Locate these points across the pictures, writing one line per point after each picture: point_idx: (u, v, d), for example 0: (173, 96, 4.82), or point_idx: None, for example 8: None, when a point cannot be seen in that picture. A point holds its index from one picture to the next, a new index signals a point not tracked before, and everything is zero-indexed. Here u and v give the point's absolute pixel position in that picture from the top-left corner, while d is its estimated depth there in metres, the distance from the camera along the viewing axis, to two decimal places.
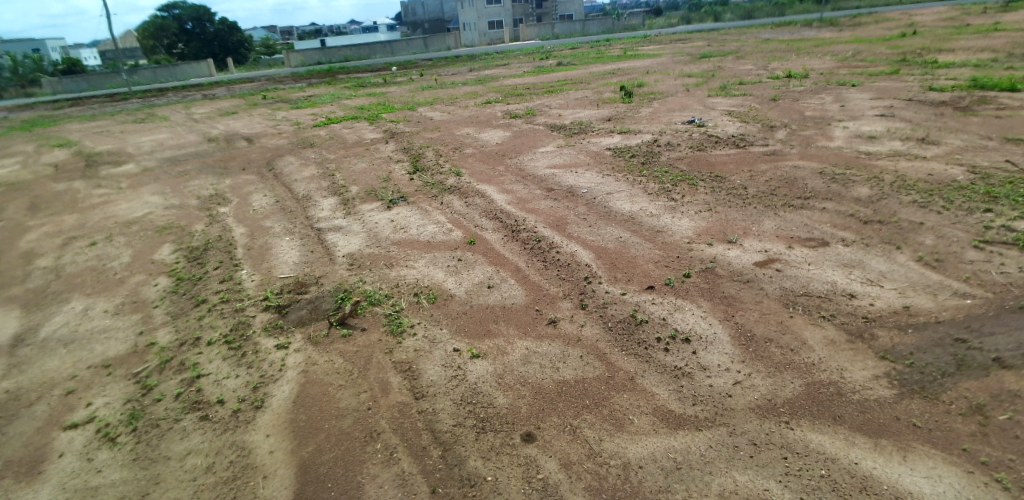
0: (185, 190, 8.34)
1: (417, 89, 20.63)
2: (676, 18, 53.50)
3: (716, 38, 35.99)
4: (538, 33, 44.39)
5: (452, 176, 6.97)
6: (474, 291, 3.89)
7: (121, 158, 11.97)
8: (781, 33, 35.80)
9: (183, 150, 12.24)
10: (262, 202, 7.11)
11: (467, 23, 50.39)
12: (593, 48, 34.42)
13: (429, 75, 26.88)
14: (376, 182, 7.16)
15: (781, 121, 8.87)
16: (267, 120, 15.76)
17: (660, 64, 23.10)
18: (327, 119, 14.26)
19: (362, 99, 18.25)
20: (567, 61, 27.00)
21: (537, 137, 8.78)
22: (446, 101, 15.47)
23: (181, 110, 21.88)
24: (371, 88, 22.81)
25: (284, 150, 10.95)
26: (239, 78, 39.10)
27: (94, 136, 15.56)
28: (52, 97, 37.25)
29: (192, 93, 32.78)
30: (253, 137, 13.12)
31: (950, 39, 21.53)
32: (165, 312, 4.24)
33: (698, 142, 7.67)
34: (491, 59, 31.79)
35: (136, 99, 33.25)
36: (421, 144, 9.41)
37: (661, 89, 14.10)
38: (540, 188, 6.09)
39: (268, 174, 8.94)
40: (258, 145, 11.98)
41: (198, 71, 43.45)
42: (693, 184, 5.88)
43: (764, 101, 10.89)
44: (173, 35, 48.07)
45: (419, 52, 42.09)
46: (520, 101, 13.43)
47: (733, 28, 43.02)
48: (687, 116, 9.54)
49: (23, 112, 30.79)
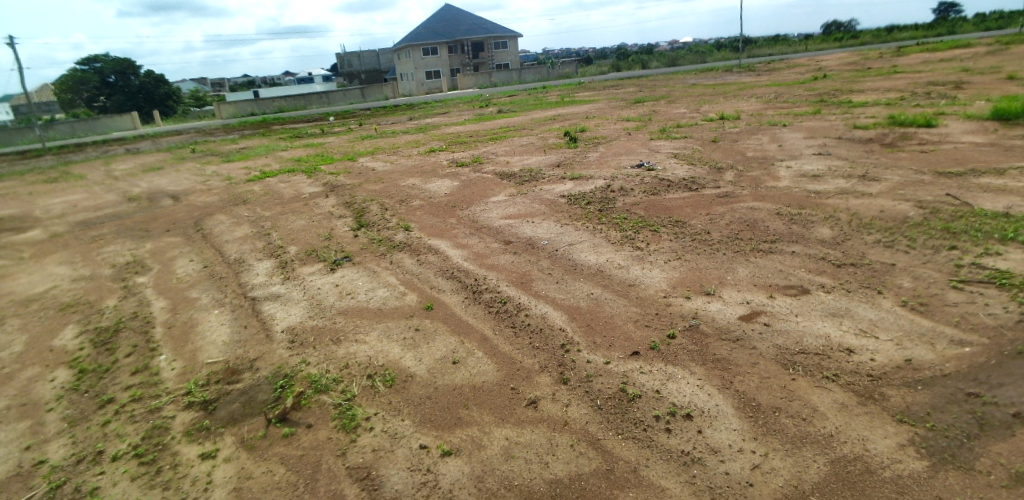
0: (97, 258, 7.38)
1: (357, 139, 20.22)
2: (608, 67, 56.45)
3: (647, 85, 38.09)
4: (477, 82, 45.49)
5: (401, 231, 6.51)
6: (439, 368, 3.40)
7: (25, 223, 10.69)
8: (706, 79, 38.40)
9: (98, 211, 11.12)
10: (188, 269, 6.33)
11: (407, 73, 51.34)
12: (532, 95, 35.37)
13: (369, 124, 26.59)
14: (317, 242, 6.58)
15: (726, 163, 9.07)
16: (196, 175, 14.77)
17: (598, 109, 23.96)
18: (262, 172, 13.50)
19: (300, 151, 17.59)
20: (508, 108, 27.53)
21: (487, 186, 8.51)
22: (389, 150, 15.10)
23: (99, 166, 20.33)
24: (309, 139, 22.18)
25: (214, 208, 10.11)
26: (167, 130, 37.31)
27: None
28: None
29: (113, 148, 30.82)
30: (179, 194, 12.13)
31: (856, 82, 23.63)
32: (61, 417, 3.36)
33: (651, 186, 7.62)
34: (432, 108, 31.99)
35: (48, 155, 30.87)
36: (365, 197, 8.92)
37: (603, 133, 14.39)
38: (497, 241, 5.75)
39: (195, 235, 8.12)
40: (185, 203, 11.06)
41: (121, 124, 41.17)
42: (655, 231, 5.72)
43: (704, 143, 11.22)
44: (93, 88, 45.73)
45: (359, 102, 41.89)
46: (465, 149, 13.26)
47: (663, 75, 45.80)
48: (635, 160, 9.60)
49: None
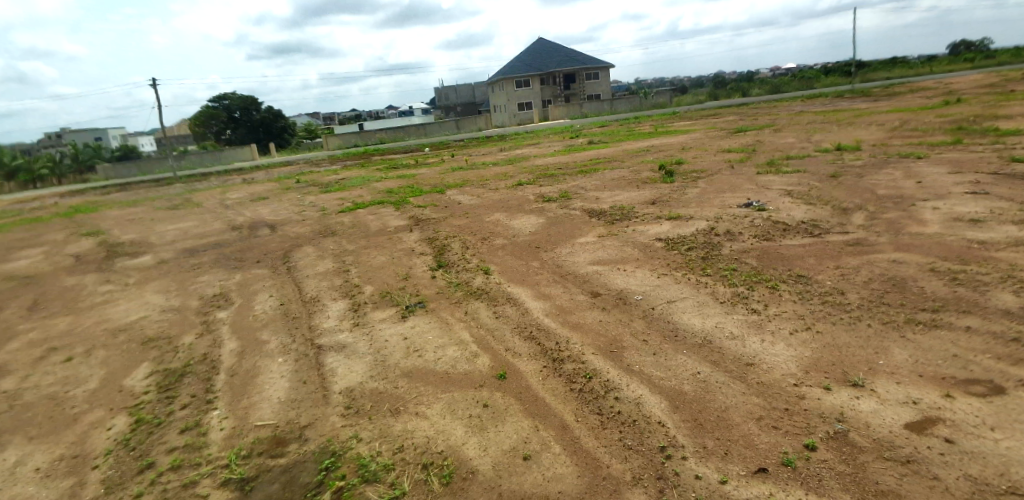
0: (191, 288, 7.68)
1: (446, 170, 20.63)
2: (702, 95, 54.40)
3: (747, 113, 35.98)
4: (566, 112, 45.56)
5: (479, 274, 6.06)
6: (505, 465, 2.78)
7: (144, 249, 11.69)
8: (813, 106, 35.56)
9: (204, 239, 11.92)
10: (266, 305, 6.30)
11: (498, 105, 52.74)
12: (621, 126, 34.67)
13: (459, 155, 27.22)
14: (393, 282, 6.31)
15: (852, 202, 7.78)
16: (295, 205, 15.62)
17: (694, 139, 22.73)
18: (354, 204, 13.94)
19: (391, 182, 18.18)
20: (597, 139, 26.99)
21: (574, 225, 7.91)
22: (476, 182, 15.07)
23: (218, 195, 22.41)
24: (402, 170, 23.04)
25: (304, 240, 10.40)
26: (279, 161, 40.92)
27: (126, 225, 15.66)
28: (107, 184, 39.86)
29: (232, 178, 34.18)
30: (276, 224, 12.74)
31: (1002, 106, 20.52)
32: (101, 479, 3.13)
33: (762, 231, 6.62)
34: (521, 139, 32.29)
35: (180, 183, 34.91)
36: (447, 233, 8.68)
37: (701, 166, 13.37)
38: (584, 292, 5.12)
39: (281, 268, 8.25)
40: (279, 234, 11.54)
41: (242, 156, 45.88)
42: (773, 290, 4.80)
43: (822, 178, 9.89)
44: (222, 123, 51.62)
45: (451, 133, 43.43)
46: (552, 182, 12.82)
47: (763, 103, 43.23)
48: (741, 198, 8.56)
49: (77, 199, 32.83)
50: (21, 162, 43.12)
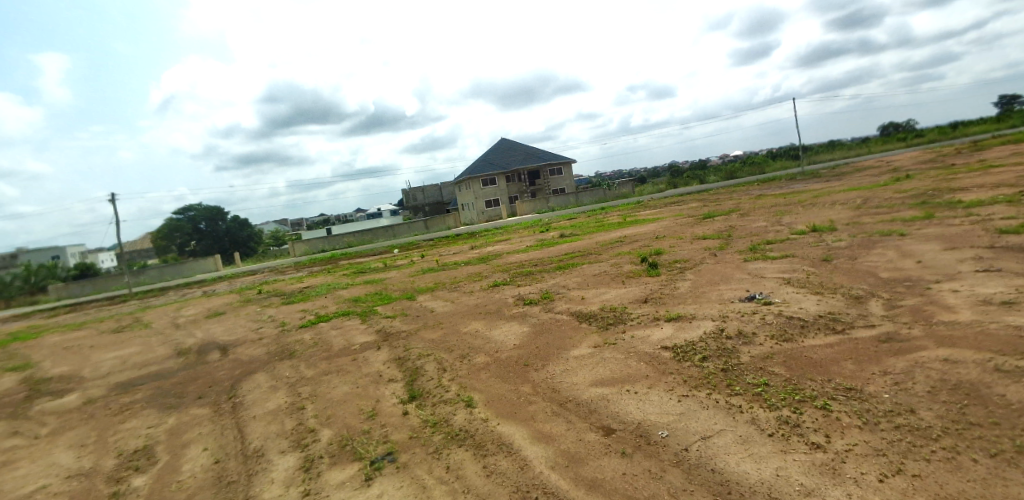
0: (107, 441, 6.28)
1: (418, 272, 19.89)
2: (662, 185, 56.88)
3: (710, 199, 37.38)
4: (535, 207, 46.54)
5: (462, 408, 5.01)
6: None
7: (68, 386, 10.13)
8: (770, 190, 37.30)
9: (143, 369, 10.49)
10: (196, 465, 5.01)
11: (467, 204, 53.69)
12: (590, 217, 35.30)
13: (431, 255, 26.71)
14: (356, 423, 5.17)
15: (860, 288, 7.22)
16: (252, 320, 14.36)
17: (665, 228, 22.96)
18: (319, 316, 12.84)
19: (360, 288, 17.23)
20: (569, 232, 27.07)
21: (565, 334, 7.04)
22: (450, 285, 14.29)
23: (171, 313, 20.87)
24: (372, 274, 22.19)
25: (258, 364, 9.16)
26: (244, 271, 39.61)
27: (58, 355, 13.97)
28: (55, 305, 37.52)
29: (191, 291, 32.59)
30: (229, 346, 11.44)
31: (949, 180, 21.60)
32: None
33: (778, 330, 5.88)
34: (492, 235, 32.26)
35: (135, 301, 33.00)
36: (422, 348, 7.67)
37: (683, 255, 13.04)
38: (595, 428, 4.13)
39: (224, 405, 6.98)
40: (231, 357, 10.24)
41: (204, 267, 44.39)
42: (827, 413, 3.93)
43: (813, 263, 9.47)
44: (187, 235, 50.62)
45: (422, 233, 43.36)
46: (531, 281, 12.15)
47: (721, 189, 45.24)
48: (739, 290, 7.95)
49: (18, 324, 30.49)
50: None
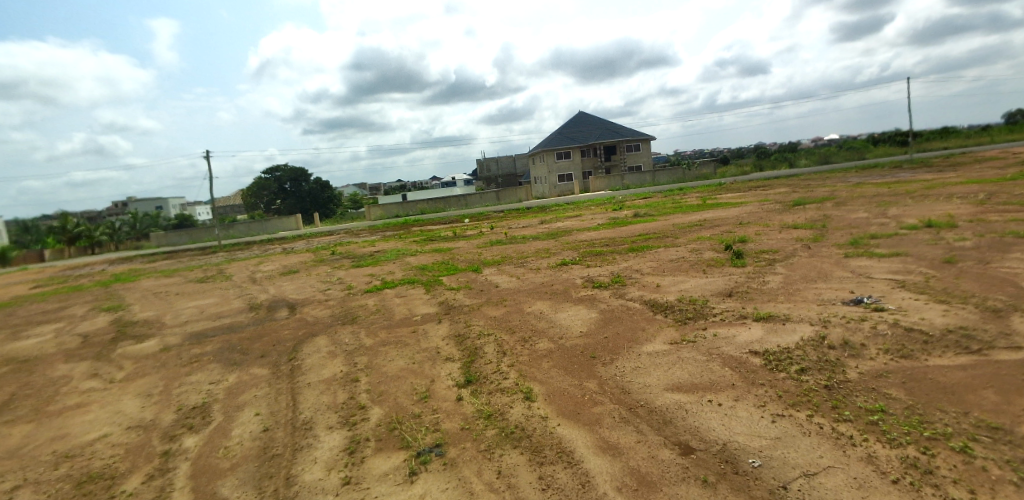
0: (174, 392, 6.52)
1: (484, 244, 19.75)
2: (746, 166, 53.30)
3: (800, 185, 34.48)
4: (606, 184, 45.17)
5: (519, 401, 4.61)
6: None
7: (153, 331, 10.85)
8: (871, 178, 33.81)
9: (218, 321, 11.01)
10: (246, 431, 4.98)
11: (537, 177, 53.06)
12: (665, 197, 33.69)
13: (498, 227, 26.56)
14: (406, 404, 4.92)
15: (1001, 299, 5.98)
16: (322, 281, 14.79)
17: (750, 214, 21.37)
18: (384, 282, 12.94)
19: (427, 257, 17.32)
20: (643, 212, 25.91)
21: (636, 326, 6.42)
22: (516, 259, 13.95)
23: (252, 267, 22.16)
24: (439, 243, 22.37)
25: (320, 327, 9.26)
26: (320, 231, 41.58)
27: (152, 300, 15.14)
28: (158, 252, 41.38)
29: (273, 247, 34.67)
30: (297, 305, 11.76)
31: None
32: None
33: (895, 343, 4.93)
34: (561, 210, 31.60)
35: (223, 253, 35.61)
36: (481, 327, 7.34)
37: (771, 246, 11.88)
38: (670, 445, 3.56)
39: (284, 367, 7.04)
40: (297, 317, 10.50)
41: (286, 225, 47.10)
42: (969, 460, 2.97)
43: (934, 265, 8.14)
44: (272, 194, 53.86)
45: (490, 204, 43.40)
46: (601, 262, 11.54)
47: (813, 174, 41.63)
48: (843, 292, 6.93)
49: (127, 267, 33.90)
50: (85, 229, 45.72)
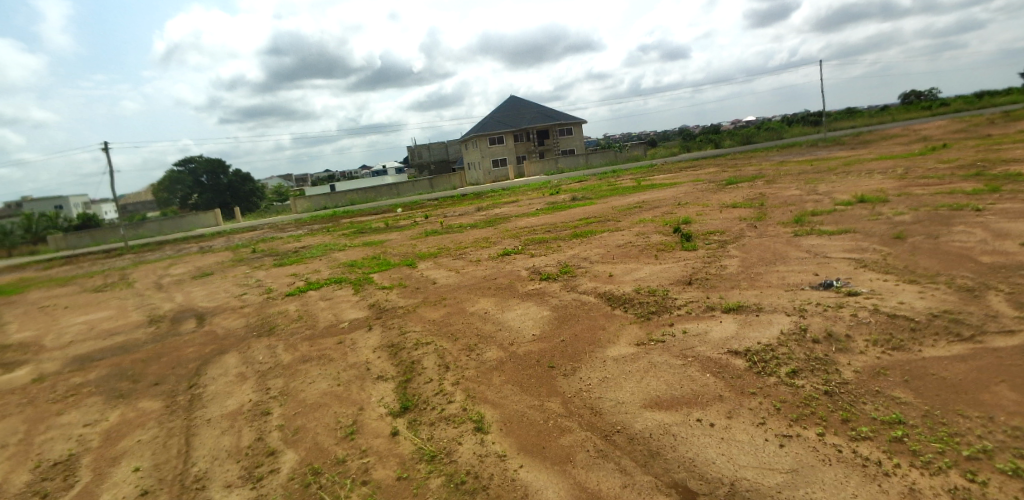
0: (30, 441, 5.09)
1: (421, 234, 18.61)
2: (677, 148, 54.81)
3: (729, 165, 35.67)
4: (544, 168, 44.85)
5: (468, 432, 3.76)
6: None
7: (23, 356, 8.98)
8: (792, 156, 35.55)
9: (108, 340, 9.28)
10: (115, 498, 3.75)
11: (474, 163, 51.88)
12: (603, 180, 33.75)
13: (435, 216, 25.40)
14: (329, 444, 3.93)
15: (965, 275, 5.79)
16: (239, 283, 13.15)
17: (687, 195, 21.56)
18: (309, 282, 11.60)
19: (358, 251, 15.99)
20: (582, 196, 25.64)
21: (593, 325, 5.70)
22: (455, 250, 13.00)
23: (160, 271, 19.76)
24: (372, 235, 20.95)
25: (231, 341, 7.91)
26: (243, 227, 38.49)
27: (31, 317, 12.88)
28: (53, 257, 36.80)
29: (189, 246, 31.60)
30: (206, 315, 10.21)
31: (997, 150, 19.95)
32: None
33: (881, 334, 4.53)
34: (500, 196, 30.84)
35: (130, 255, 32.07)
36: (420, 333, 6.40)
37: (717, 226, 11.68)
38: (662, 489, 2.83)
39: (181, 397, 5.76)
40: (206, 329, 9.03)
41: (204, 222, 43.33)
42: None
43: (883, 241, 8.05)
44: (187, 188, 49.40)
45: (427, 192, 41.86)
46: (547, 250, 10.85)
47: (739, 154, 43.35)
48: (805, 275, 6.57)
49: (13, 276, 29.77)
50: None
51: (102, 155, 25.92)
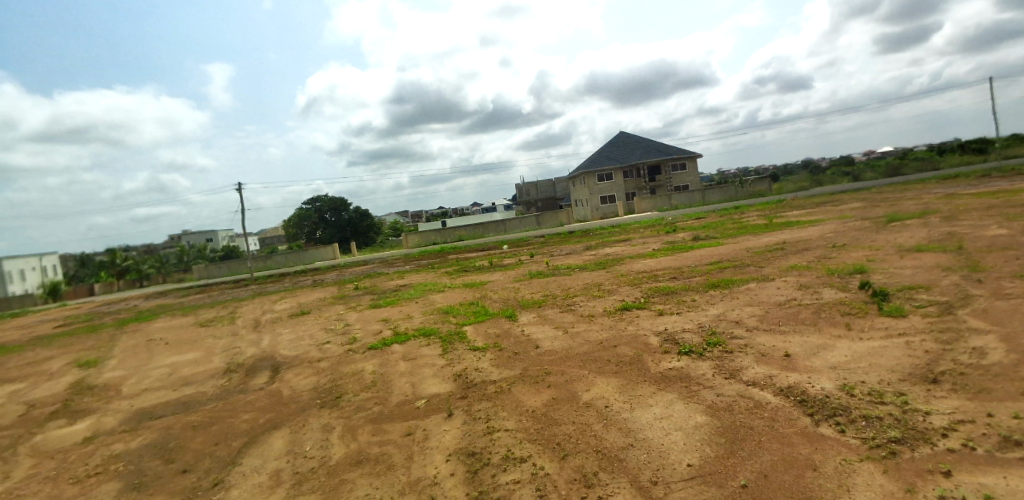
0: None
1: (523, 276, 17.08)
2: (806, 180, 48.98)
3: (879, 199, 30.48)
4: (652, 204, 42.03)
5: None
6: None
7: (100, 403, 8.49)
8: (963, 189, 29.52)
9: (178, 391, 8.51)
10: None
11: (578, 200, 50.40)
12: (722, 217, 30.37)
13: (538, 255, 23.94)
14: None
15: None
16: (329, 326, 12.35)
17: (838, 236, 17.96)
18: (397, 332, 10.35)
19: (456, 294, 14.77)
20: (703, 234, 22.75)
21: (788, 460, 3.44)
22: (561, 299, 11.16)
23: (270, 305, 20.16)
24: (472, 275, 19.86)
25: (290, 411, 6.61)
26: (355, 261, 40.01)
27: (140, 351, 13.03)
28: (195, 285, 40.83)
29: (305, 280, 33.15)
30: (282, 367, 9.21)
31: None
32: None
33: None
34: (608, 234, 28.73)
35: (255, 286, 34.32)
36: (513, 435, 4.53)
37: (916, 281, 8.67)
38: None
39: None
40: (275, 388, 7.93)
41: (323, 256, 45.98)
42: None
43: None
44: (313, 224, 53.35)
45: (530, 229, 40.86)
46: (678, 307, 8.62)
47: (889, 187, 37.23)
48: None
49: (160, 303, 33.10)
50: (133, 262, 45.95)
51: (240, 194, 28.19)
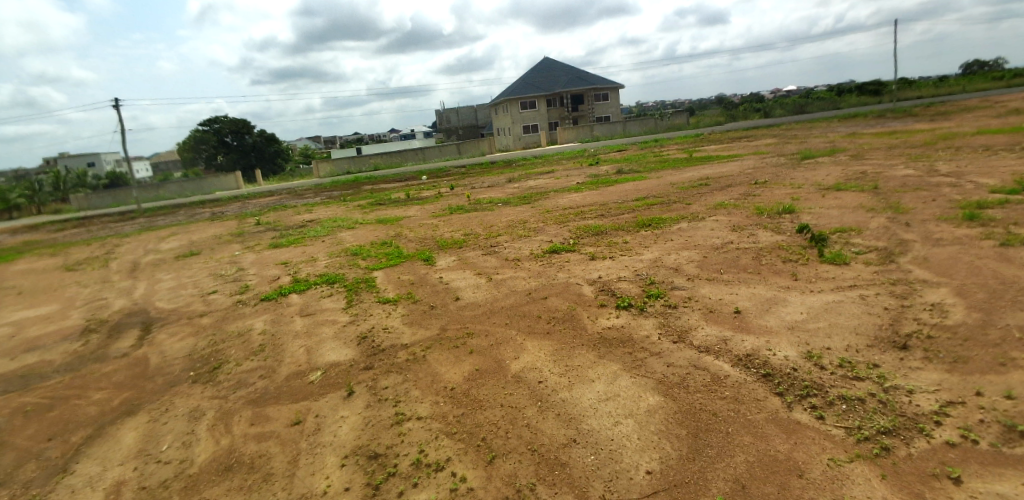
0: None
1: (444, 210, 15.87)
2: (723, 116, 50.29)
3: (789, 136, 31.75)
4: (578, 136, 41.36)
5: None
6: None
7: None
8: (862, 128, 31.37)
9: (10, 361, 6.76)
10: None
11: (503, 129, 48.62)
12: (646, 150, 30.36)
13: (460, 187, 22.64)
14: None
15: None
16: (217, 270, 10.64)
17: (756, 172, 18.23)
18: (296, 278, 8.97)
19: (369, 231, 13.36)
20: (628, 168, 22.44)
21: (767, 461, 2.82)
22: (484, 238, 10.19)
23: (153, 244, 17.56)
24: (388, 209, 18.33)
25: (152, 390, 5.29)
26: (261, 191, 36.45)
27: None
28: (68, 218, 35.54)
29: (201, 212, 29.70)
30: (152, 325, 7.64)
31: None
32: None
33: None
34: (533, 166, 27.82)
35: (142, 219, 30.34)
36: (425, 428, 3.63)
37: (842, 221, 8.55)
38: None
39: None
40: (137, 355, 6.45)
41: (224, 185, 41.54)
42: None
43: None
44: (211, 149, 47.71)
45: (454, 158, 38.94)
46: (611, 251, 7.95)
47: (797, 124, 38.98)
48: None
49: (23, 238, 28.46)
50: None
51: (112, 112, 23.92)
